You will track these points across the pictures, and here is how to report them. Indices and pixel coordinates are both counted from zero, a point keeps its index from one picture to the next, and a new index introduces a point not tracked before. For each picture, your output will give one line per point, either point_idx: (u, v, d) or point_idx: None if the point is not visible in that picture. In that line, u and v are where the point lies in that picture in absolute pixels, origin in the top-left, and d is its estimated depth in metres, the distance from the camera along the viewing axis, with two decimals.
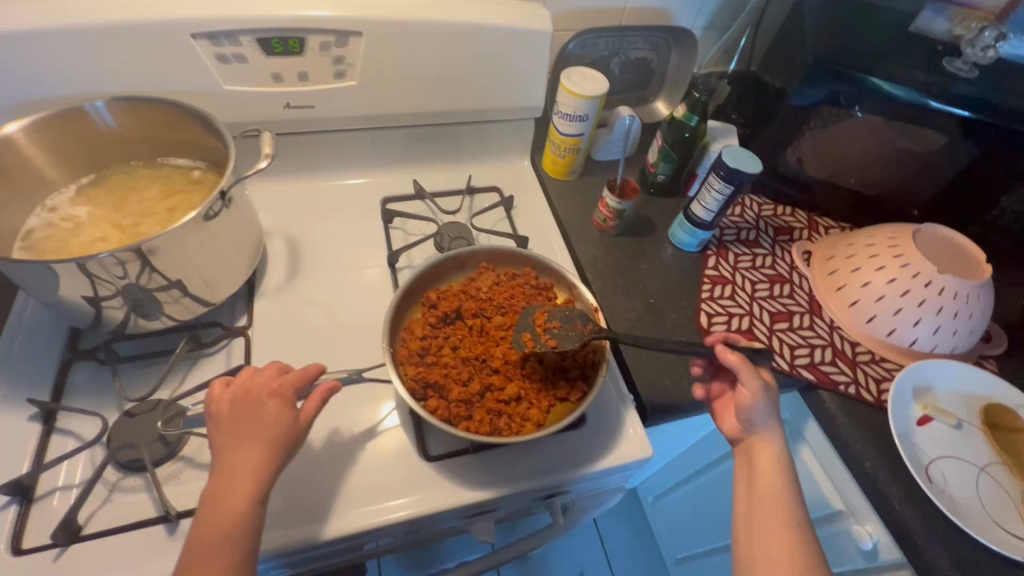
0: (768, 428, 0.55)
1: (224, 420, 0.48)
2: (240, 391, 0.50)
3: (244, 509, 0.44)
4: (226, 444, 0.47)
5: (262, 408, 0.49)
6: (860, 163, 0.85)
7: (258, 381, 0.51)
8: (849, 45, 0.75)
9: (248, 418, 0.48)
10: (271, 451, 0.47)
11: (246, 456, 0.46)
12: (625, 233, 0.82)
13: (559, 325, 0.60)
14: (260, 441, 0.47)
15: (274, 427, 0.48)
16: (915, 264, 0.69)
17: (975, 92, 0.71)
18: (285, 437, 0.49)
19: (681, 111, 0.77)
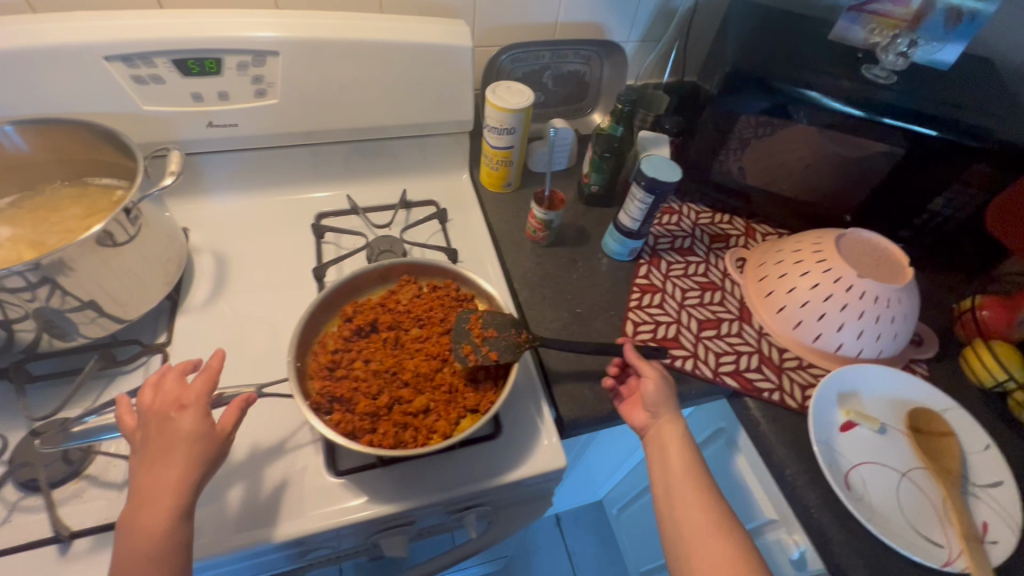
0: (673, 412, 0.60)
1: (139, 440, 0.48)
2: (150, 408, 0.49)
3: (165, 528, 0.44)
4: (140, 464, 0.46)
5: (172, 424, 0.48)
6: (792, 170, 0.85)
7: (166, 395, 0.49)
8: (772, 55, 0.75)
9: (159, 436, 0.47)
10: (184, 468, 0.46)
11: (157, 477, 0.45)
12: (559, 243, 0.82)
13: (494, 333, 0.62)
14: (172, 460, 0.46)
15: (184, 443, 0.47)
16: (836, 270, 0.69)
17: (894, 99, 0.71)
18: (200, 452, 0.47)
19: (607, 122, 0.80)
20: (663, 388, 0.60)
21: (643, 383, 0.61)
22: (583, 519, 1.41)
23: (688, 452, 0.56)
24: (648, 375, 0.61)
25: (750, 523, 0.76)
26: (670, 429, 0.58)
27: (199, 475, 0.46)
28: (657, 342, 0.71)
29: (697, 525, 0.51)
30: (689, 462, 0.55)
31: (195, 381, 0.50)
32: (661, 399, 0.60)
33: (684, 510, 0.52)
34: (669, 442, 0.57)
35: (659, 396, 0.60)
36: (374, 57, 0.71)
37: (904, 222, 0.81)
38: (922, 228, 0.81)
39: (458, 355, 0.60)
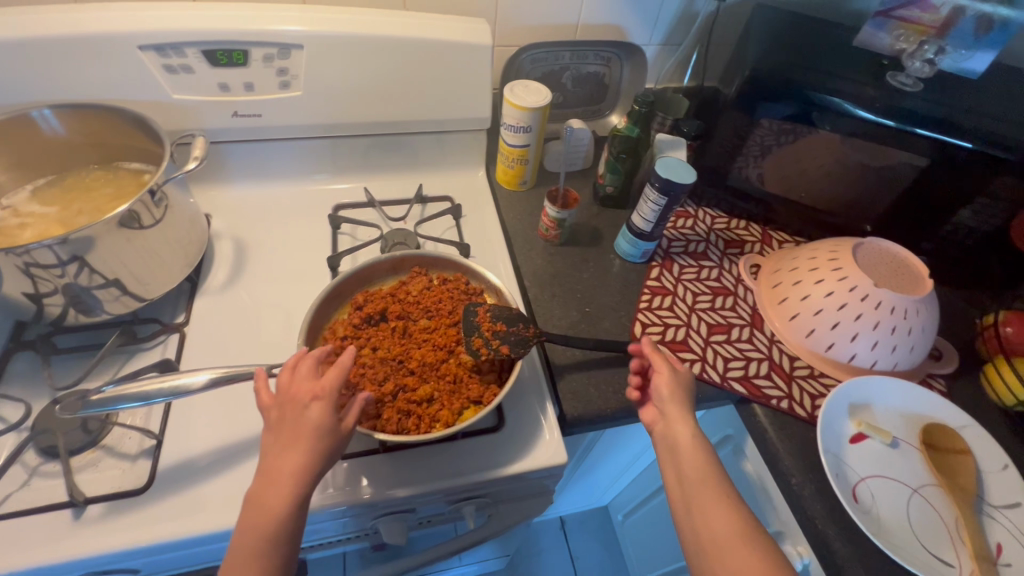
0: (687, 410, 0.57)
1: (274, 422, 0.50)
2: (287, 392, 0.51)
3: (280, 513, 0.46)
4: (271, 446, 0.48)
5: (303, 414, 0.49)
6: (813, 177, 0.84)
7: (302, 381, 0.51)
8: (795, 59, 0.74)
9: (291, 422, 0.49)
10: (308, 459, 0.47)
11: (281, 461, 0.47)
12: (572, 242, 0.83)
13: (504, 328, 0.62)
14: (297, 448, 0.47)
15: (309, 433, 0.48)
16: (853, 278, 0.67)
17: (921, 107, 0.70)
18: (324, 444, 0.48)
19: (624, 124, 0.81)
20: (675, 385, 0.58)
21: (656, 380, 0.59)
22: (589, 523, 1.40)
23: (703, 453, 0.53)
24: (659, 371, 0.59)
25: None
26: (681, 428, 0.55)
27: (320, 467, 0.47)
28: (665, 344, 0.70)
29: (720, 533, 0.48)
30: (706, 465, 0.52)
31: (328, 372, 0.51)
32: (671, 396, 0.57)
33: (701, 514, 0.50)
34: (681, 442, 0.54)
35: (671, 393, 0.58)
36: (397, 52, 0.73)
37: (928, 234, 0.79)
38: (947, 240, 0.79)
39: (469, 347, 0.61)
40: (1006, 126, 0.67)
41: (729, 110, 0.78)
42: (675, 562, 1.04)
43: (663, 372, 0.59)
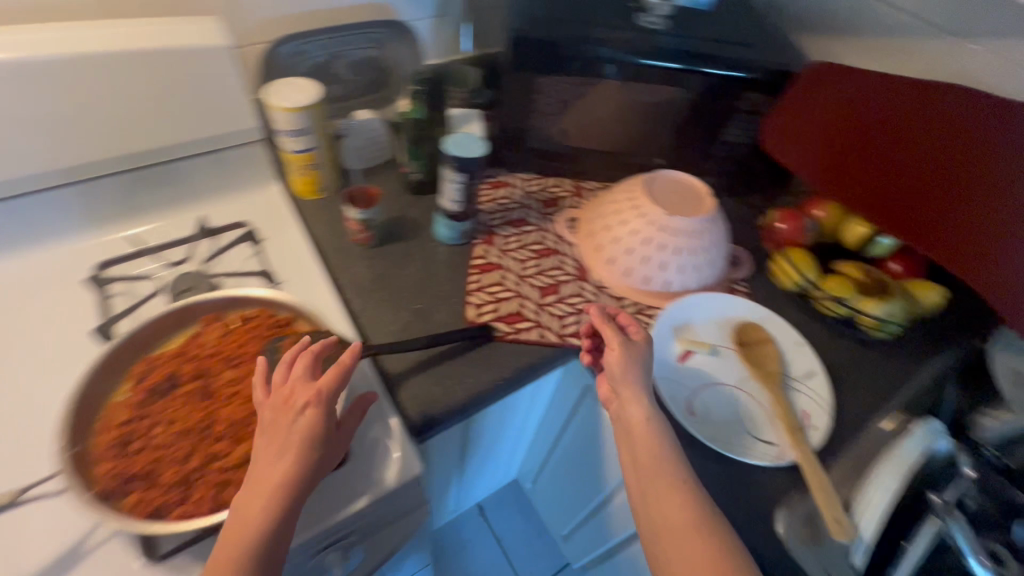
0: (637, 390, 0.56)
1: (265, 423, 0.48)
2: (284, 393, 0.49)
3: (260, 523, 0.43)
4: (261, 451, 0.46)
5: (296, 415, 0.47)
6: (607, 124, 0.87)
7: (298, 382, 0.50)
8: (553, 16, 0.77)
9: (286, 422, 0.47)
10: (297, 461, 0.45)
11: (271, 465, 0.45)
12: (390, 240, 0.78)
13: (318, 355, 0.56)
14: (288, 453, 0.46)
15: (300, 435, 0.46)
16: (649, 213, 0.72)
17: (670, 44, 0.76)
18: (315, 447, 0.47)
19: (408, 107, 0.77)
20: (625, 365, 0.57)
21: (607, 359, 0.58)
22: (505, 501, 1.41)
23: (654, 437, 0.53)
24: (611, 350, 0.59)
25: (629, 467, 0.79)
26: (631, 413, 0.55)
27: (311, 470, 0.46)
28: (501, 319, 0.71)
29: (668, 522, 0.48)
30: (655, 451, 0.52)
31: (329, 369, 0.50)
32: (620, 378, 0.57)
33: (650, 503, 0.50)
34: (635, 426, 0.54)
35: (621, 374, 0.57)
36: (128, 70, 0.63)
37: (706, 157, 0.86)
38: (721, 160, 0.86)
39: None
40: (734, 51, 0.75)
41: (508, 74, 0.78)
42: (580, 514, 1.08)
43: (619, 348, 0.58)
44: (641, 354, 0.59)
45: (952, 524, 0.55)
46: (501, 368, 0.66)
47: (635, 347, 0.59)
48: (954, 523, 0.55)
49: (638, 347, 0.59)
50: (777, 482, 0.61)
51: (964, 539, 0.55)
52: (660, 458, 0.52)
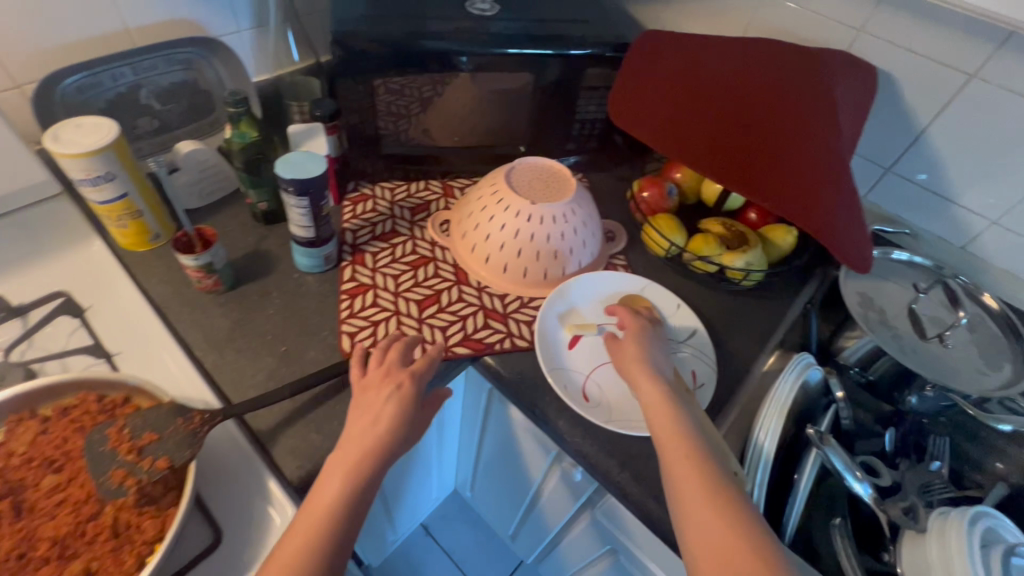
0: (650, 370, 0.58)
1: (359, 397, 0.53)
2: (382, 372, 0.54)
3: (331, 505, 0.45)
4: (354, 419, 0.51)
5: (385, 390, 0.52)
6: (465, 118, 0.84)
7: (394, 363, 0.55)
8: (380, 13, 0.72)
9: (379, 394, 0.52)
10: (389, 428, 0.50)
11: (362, 434, 0.49)
12: (244, 280, 0.70)
13: (154, 436, 0.48)
14: (381, 423, 0.50)
15: (391, 406, 0.51)
16: (514, 205, 0.71)
17: (505, 29, 0.74)
18: (406, 416, 0.51)
19: (230, 132, 0.69)
20: (635, 352, 0.60)
21: (617, 352, 0.61)
22: (450, 515, 1.38)
23: (669, 416, 0.52)
24: (616, 344, 0.62)
25: (547, 460, 0.78)
26: (646, 389, 0.56)
27: (396, 443, 0.50)
28: (380, 343, 0.66)
29: (687, 487, 0.47)
30: (674, 420, 0.52)
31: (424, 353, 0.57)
32: (634, 364, 0.59)
33: (668, 471, 0.49)
34: (653, 407, 0.54)
35: (633, 360, 0.59)
36: None
37: (566, 137, 0.86)
38: (581, 138, 0.86)
39: (107, 490, 0.46)
40: (568, 30, 0.75)
41: (339, 81, 0.72)
42: (517, 514, 1.07)
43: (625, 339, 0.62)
44: (648, 344, 0.62)
45: (827, 451, 0.57)
46: None
47: (639, 337, 0.62)
48: (829, 448, 0.57)
49: (643, 336, 0.62)
50: None
51: (840, 460, 0.57)
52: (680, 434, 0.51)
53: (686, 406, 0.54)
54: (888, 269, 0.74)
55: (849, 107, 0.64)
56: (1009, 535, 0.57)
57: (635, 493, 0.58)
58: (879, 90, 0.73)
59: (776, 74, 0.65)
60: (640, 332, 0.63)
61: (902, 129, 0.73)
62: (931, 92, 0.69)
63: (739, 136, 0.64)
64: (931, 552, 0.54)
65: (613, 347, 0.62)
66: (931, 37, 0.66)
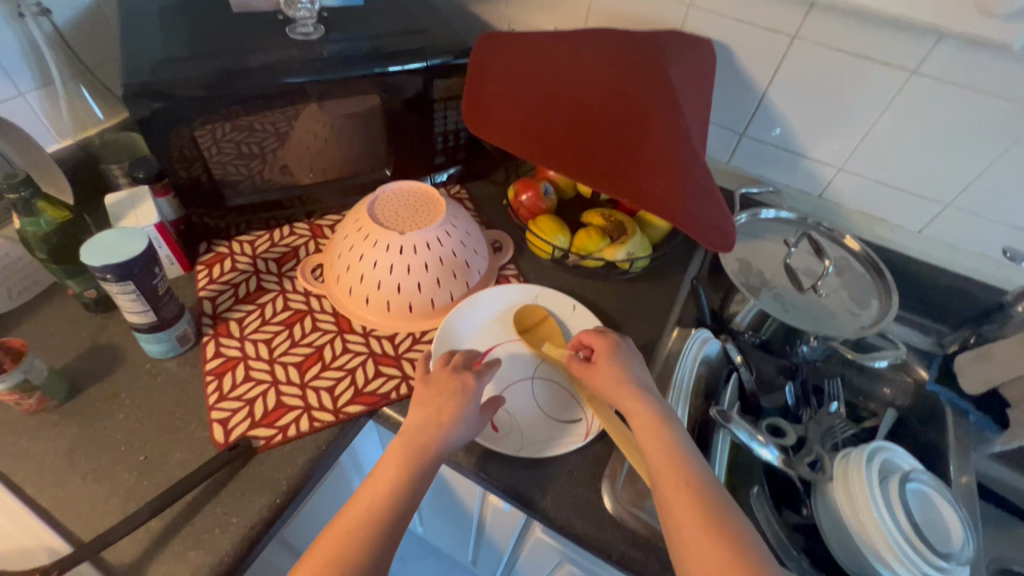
0: (637, 392, 0.53)
1: (422, 394, 0.54)
2: (446, 371, 0.56)
3: (349, 530, 0.43)
4: (421, 415, 0.52)
5: (460, 384, 0.54)
6: (322, 150, 0.76)
7: (458, 365, 0.56)
8: (187, 53, 0.64)
9: (443, 391, 0.53)
10: (451, 421, 0.51)
11: (425, 426, 0.50)
12: (81, 387, 0.60)
13: None
14: (445, 416, 0.51)
15: (453, 403, 0.52)
16: (383, 239, 0.65)
17: (336, 51, 0.68)
18: (466, 413, 0.52)
19: (19, 220, 0.58)
20: (613, 373, 0.56)
21: (594, 379, 0.57)
22: (407, 556, 1.31)
23: (662, 435, 0.49)
24: (594, 374, 0.57)
25: (476, 496, 0.74)
26: (638, 415, 0.51)
27: (456, 435, 0.51)
28: (259, 423, 0.58)
29: (683, 517, 0.43)
30: (669, 452, 0.48)
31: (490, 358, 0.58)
32: (618, 389, 0.54)
33: (663, 498, 0.45)
34: (643, 427, 0.50)
35: (615, 383, 0.55)
36: None
37: (432, 152, 0.81)
38: (448, 150, 0.82)
39: None
40: (404, 43, 0.71)
41: (151, 136, 0.61)
42: (470, 546, 1.03)
43: (597, 364, 0.57)
44: (627, 362, 0.57)
45: (732, 428, 0.57)
46: (275, 482, 0.55)
47: (613, 358, 0.57)
48: (733, 426, 0.56)
49: (618, 355, 0.58)
50: (596, 455, 0.61)
51: (745, 433, 0.57)
52: (675, 457, 0.47)
53: (676, 424, 0.51)
54: (760, 228, 0.77)
55: (690, 92, 0.65)
56: (904, 462, 0.59)
57: (560, 516, 0.56)
58: (719, 61, 0.74)
59: (616, 63, 0.65)
60: (612, 351, 0.58)
61: (746, 95, 0.76)
62: (764, 56, 0.71)
63: (594, 135, 0.62)
64: (842, 497, 0.56)
65: (589, 374, 0.57)
66: (754, 7, 0.68)
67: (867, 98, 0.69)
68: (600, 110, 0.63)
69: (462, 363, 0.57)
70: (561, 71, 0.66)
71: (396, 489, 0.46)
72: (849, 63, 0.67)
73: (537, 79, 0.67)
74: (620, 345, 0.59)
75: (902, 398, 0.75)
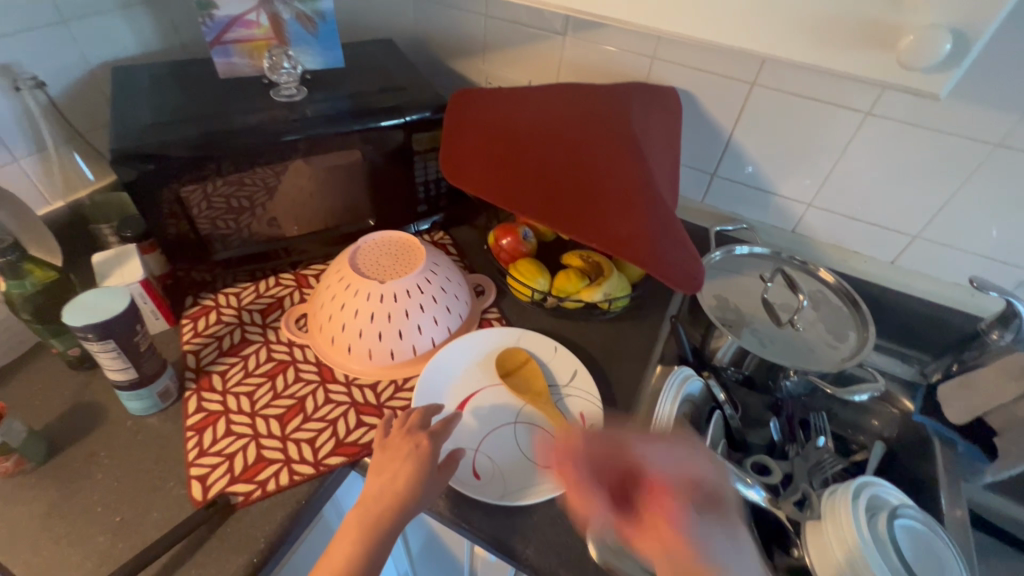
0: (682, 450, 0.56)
1: (380, 458, 0.54)
2: (402, 433, 0.56)
3: None
4: (377, 478, 0.52)
5: (414, 446, 0.54)
6: (307, 203, 0.79)
7: (414, 425, 0.56)
8: (175, 118, 0.67)
9: (399, 453, 0.53)
10: (408, 486, 0.51)
11: (382, 493, 0.50)
12: (61, 446, 0.60)
13: None
14: (400, 481, 0.51)
15: (409, 464, 0.52)
16: (362, 289, 0.67)
17: (317, 111, 0.71)
18: (424, 476, 0.52)
19: (5, 283, 0.59)
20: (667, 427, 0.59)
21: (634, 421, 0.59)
22: None
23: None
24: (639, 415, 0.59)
25: (464, 546, 0.73)
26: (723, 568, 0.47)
27: (412, 497, 0.50)
28: (238, 479, 0.58)
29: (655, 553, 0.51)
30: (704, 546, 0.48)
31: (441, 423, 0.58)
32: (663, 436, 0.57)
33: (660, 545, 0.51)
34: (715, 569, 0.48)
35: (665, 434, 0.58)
36: None
37: (415, 202, 0.84)
38: (430, 200, 0.85)
39: None
40: (383, 101, 0.74)
41: (137, 197, 0.64)
42: None
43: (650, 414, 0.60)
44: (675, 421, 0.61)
45: (714, 468, 0.56)
46: (253, 540, 0.54)
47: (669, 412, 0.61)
48: (715, 465, 0.55)
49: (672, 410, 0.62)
50: None
51: (729, 475, 0.55)
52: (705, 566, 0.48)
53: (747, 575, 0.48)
54: (737, 264, 0.79)
55: (654, 140, 0.68)
56: (891, 497, 0.58)
57: (543, 566, 0.55)
58: (685, 107, 0.78)
59: (582, 115, 0.68)
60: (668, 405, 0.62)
61: (713, 138, 0.79)
62: (726, 102, 0.75)
63: (562, 182, 0.64)
64: (829, 539, 0.54)
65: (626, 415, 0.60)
66: (713, 58, 0.72)
67: (826, 138, 0.72)
68: (568, 159, 0.65)
69: (419, 424, 0.57)
70: (531, 123, 0.70)
71: (365, 550, 0.47)
72: (806, 105, 0.70)
73: (509, 130, 0.70)
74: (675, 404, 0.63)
75: (890, 429, 0.75)
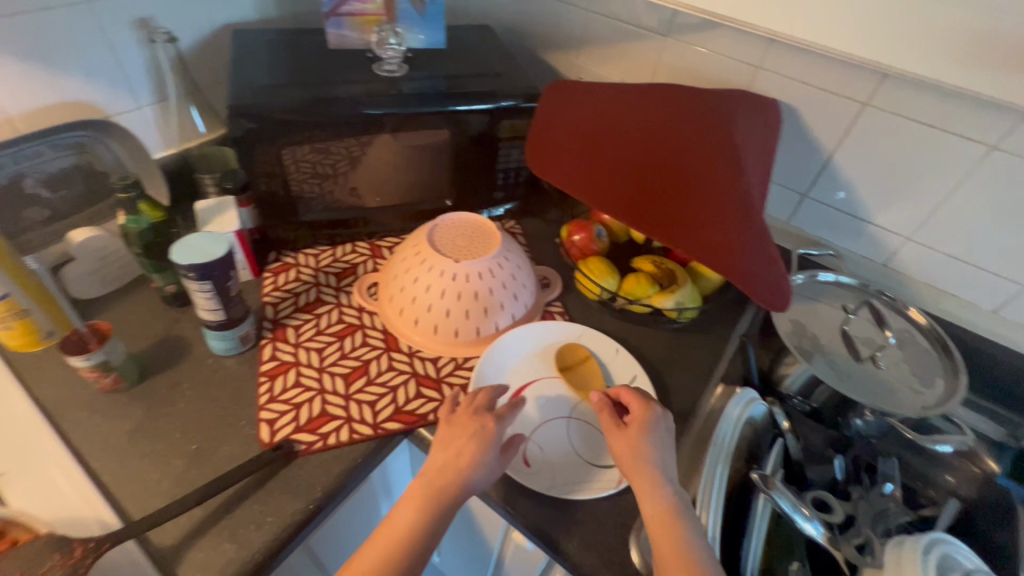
0: (655, 479, 0.52)
1: (443, 435, 0.55)
2: (469, 412, 0.57)
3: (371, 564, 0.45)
4: (440, 454, 0.53)
5: (480, 429, 0.54)
6: (391, 176, 0.81)
7: (480, 407, 0.57)
8: (287, 81, 0.70)
9: (464, 431, 0.54)
10: (471, 464, 0.52)
11: (444, 467, 0.51)
12: (151, 372, 0.65)
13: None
14: (464, 457, 0.52)
15: (472, 444, 0.53)
16: (437, 265, 0.68)
17: (415, 88, 0.73)
18: (485, 456, 0.52)
19: (123, 217, 0.65)
20: (635, 450, 0.54)
21: (615, 442, 0.56)
22: None
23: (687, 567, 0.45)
24: (616, 439, 0.55)
25: (499, 532, 0.74)
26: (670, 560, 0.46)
27: (468, 478, 0.51)
28: (303, 428, 0.61)
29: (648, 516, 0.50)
30: None
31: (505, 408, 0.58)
32: (634, 466, 0.53)
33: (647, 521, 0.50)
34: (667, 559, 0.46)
35: (633, 460, 0.53)
36: None
37: (493, 187, 0.85)
38: (508, 187, 0.85)
39: None
40: (478, 85, 0.75)
41: (244, 151, 0.68)
42: None
43: (627, 429, 0.56)
44: (655, 441, 0.55)
45: (774, 495, 0.54)
46: (311, 488, 0.57)
47: (645, 431, 0.55)
48: (775, 492, 0.53)
49: (650, 429, 0.55)
50: (627, 504, 0.59)
51: (788, 503, 0.53)
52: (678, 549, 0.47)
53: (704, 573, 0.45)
54: (818, 291, 0.75)
55: (753, 148, 0.65)
56: (966, 560, 0.54)
57: (585, 563, 0.55)
58: (785, 121, 0.75)
59: (680, 115, 0.66)
60: (646, 424, 0.56)
61: (811, 156, 0.75)
62: (832, 120, 0.71)
63: (653, 186, 0.64)
64: None
65: (613, 436, 0.56)
66: (825, 70, 0.68)
67: (941, 168, 0.67)
68: (660, 163, 0.64)
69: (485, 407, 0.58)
70: (625, 121, 0.69)
71: (421, 518, 0.48)
72: (921, 133, 0.66)
73: (603, 126, 0.70)
74: (656, 419, 0.56)
75: None
